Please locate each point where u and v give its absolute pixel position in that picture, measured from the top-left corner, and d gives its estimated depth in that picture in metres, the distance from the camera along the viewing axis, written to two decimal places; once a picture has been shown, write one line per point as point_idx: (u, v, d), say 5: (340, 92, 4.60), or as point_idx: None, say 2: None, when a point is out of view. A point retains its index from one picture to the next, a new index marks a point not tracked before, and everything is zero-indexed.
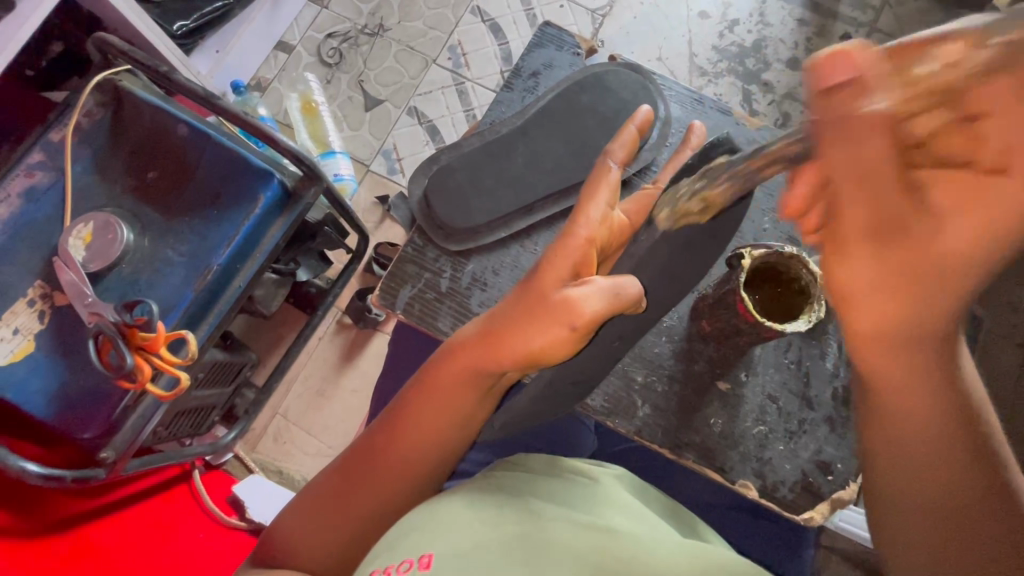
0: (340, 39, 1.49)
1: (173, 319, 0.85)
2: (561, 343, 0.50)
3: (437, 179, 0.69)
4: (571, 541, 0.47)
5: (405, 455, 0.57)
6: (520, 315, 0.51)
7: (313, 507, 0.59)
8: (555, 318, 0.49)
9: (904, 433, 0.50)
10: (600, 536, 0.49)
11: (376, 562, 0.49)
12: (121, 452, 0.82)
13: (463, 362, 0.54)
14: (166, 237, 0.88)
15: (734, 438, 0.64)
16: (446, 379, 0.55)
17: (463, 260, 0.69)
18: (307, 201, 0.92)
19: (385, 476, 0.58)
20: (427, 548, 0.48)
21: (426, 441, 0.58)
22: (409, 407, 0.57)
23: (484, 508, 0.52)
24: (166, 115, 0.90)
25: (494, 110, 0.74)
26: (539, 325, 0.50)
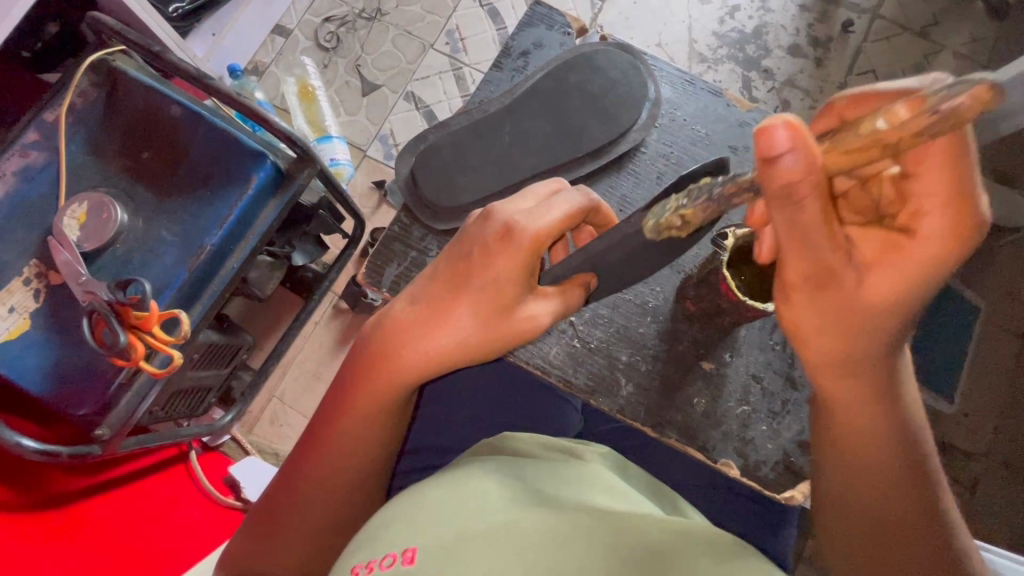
0: (337, 23, 1.48)
1: (167, 298, 0.86)
2: (477, 346, 0.54)
3: (424, 158, 0.69)
4: (560, 524, 0.47)
5: (336, 455, 0.59)
6: (438, 314, 0.54)
7: (259, 516, 0.61)
8: (459, 330, 0.53)
9: (849, 432, 0.55)
10: (583, 516, 0.49)
11: (358, 558, 0.49)
12: (116, 430, 0.83)
13: (382, 378, 0.56)
14: (159, 218, 0.89)
15: (717, 417, 0.64)
16: (369, 390, 0.57)
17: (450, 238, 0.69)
18: (300, 183, 0.92)
19: (318, 482, 0.59)
20: (410, 542, 0.47)
21: (364, 442, 0.59)
22: (333, 411, 0.59)
23: (463, 498, 0.52)
24: (159, 96, 0.90)
25: (484, 90, 0.74)
26: (453, 342, 0.54)
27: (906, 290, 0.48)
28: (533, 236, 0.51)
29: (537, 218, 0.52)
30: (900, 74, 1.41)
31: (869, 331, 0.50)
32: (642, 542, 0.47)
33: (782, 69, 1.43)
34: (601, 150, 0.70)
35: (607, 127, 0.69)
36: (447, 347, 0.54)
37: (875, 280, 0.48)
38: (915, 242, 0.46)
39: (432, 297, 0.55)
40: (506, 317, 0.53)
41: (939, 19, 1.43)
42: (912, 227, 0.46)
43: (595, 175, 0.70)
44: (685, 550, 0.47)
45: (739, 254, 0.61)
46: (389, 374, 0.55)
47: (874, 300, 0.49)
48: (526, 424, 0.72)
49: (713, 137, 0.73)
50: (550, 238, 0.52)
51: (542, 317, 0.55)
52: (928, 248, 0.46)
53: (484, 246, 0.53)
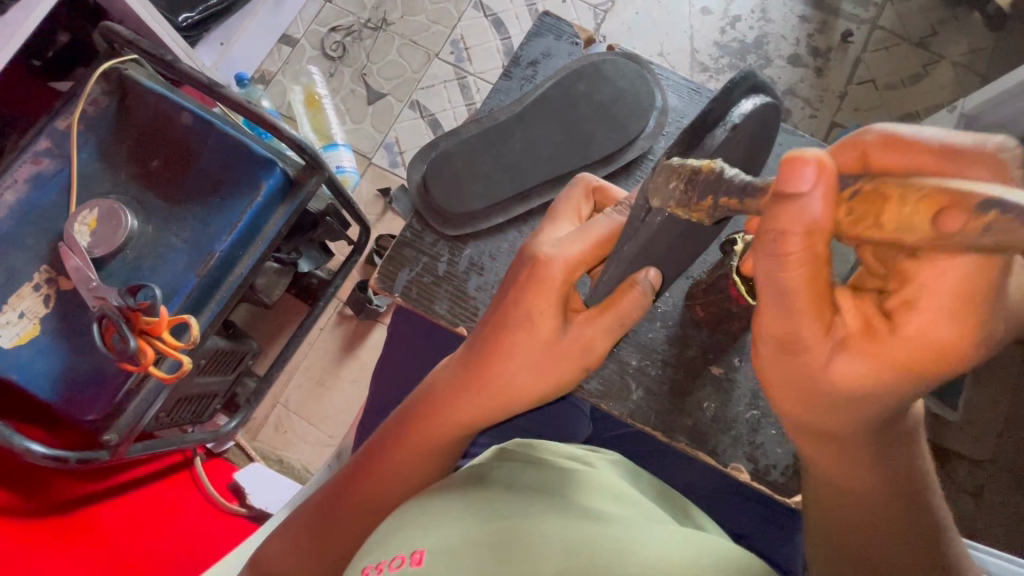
0: (343, 33, 1.50)
1: (175, 304, 0.86)
2: (529, 382, 0.52)
3: (435, 165, 0.69)
4: (568, 532, 0.47)
5: (387, 480, 0.60)
6: (495, 355, 0.52)
7: (289, 538, 0.62)
8: (514, 368, 0.52)
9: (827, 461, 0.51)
10: (593, 523, 0.49)
11: (368, 559, 0.50)
12: (124, 436, 0.83)
13: (447, 419, 0.56)
14: (169, 224, 0.89)
15: (727, 422, 0.64)
16: (431, 430, 0.57)
17: (464, 243, 0.69)
18: (308, 191, 0.93)
19: (350, 506, 0.61)
20: (419, 544, 0.48)
21: (407, 473, 0.59)
22: (389, 442, 0.60)
23: (475, 503, 0.52)
24: (170, 104, 0.92)
25: (493, 98, 0.74)
26: (509, 387, 0.53)
27: (885, 379, 0.41)
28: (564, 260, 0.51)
29: (564, 246, 0.52)
30: (899, 84, 1.43)
31: (838, 408, 0.44)
32: (651, 546, 0.47)
33: (783, 78, 1.45)
34: (610, 156, 0.71)
35: (615, 134, 0.70)
36: (502, 391, 0.53)
37: (843, 365, 0.41)
38: (896, 336, 0.39)
39: (482, 339, 0.54)
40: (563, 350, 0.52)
41: (938, 30, 1.45)
42: (897, 319, 0.38)
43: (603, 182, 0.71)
44: (698, 554, 0.47)
45: None
46: (444, 415, 0.56)
47: (842, 386, 0.42)
48: (536, 429, 0.73)
49: None
50: (581, 264, 0.52)
51: (589, 327, 0.52)
52: (922, 342, 0.38)
53: (517, 285, 0.52)
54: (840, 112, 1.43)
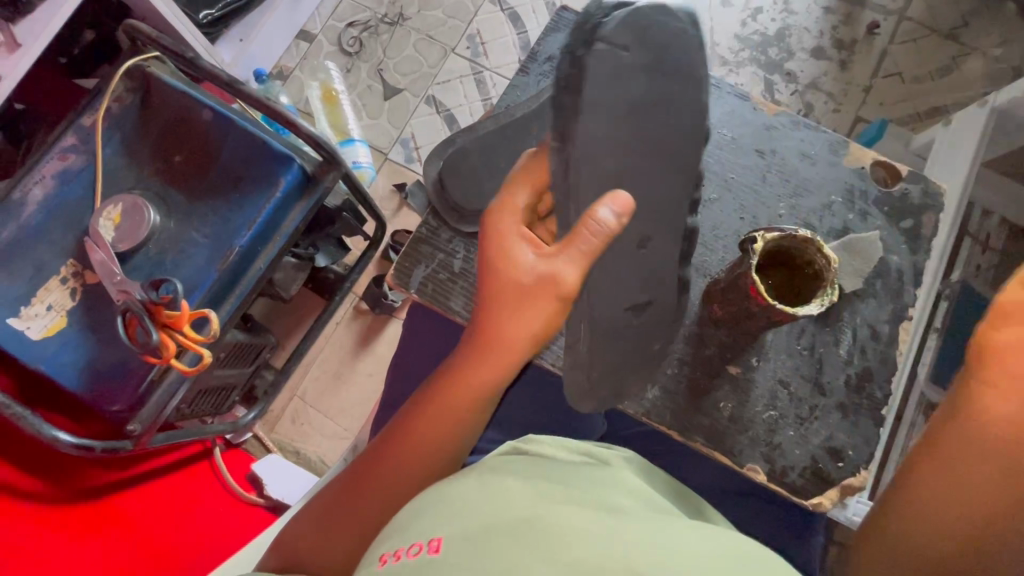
0: (360, 28, 1.51)
1: (196, 298, 0.88)
2: (511, 322, 0.54)
3: (452, 161, 0.68)
4: (591, 526, 0.46)
5: (408, 462, 0.60)
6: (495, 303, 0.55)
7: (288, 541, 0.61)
8: (514, 319, 0.54)
9: (952, 446, 0.54)
10: (605, 520, 0.48)
11: (386, 545, 0.49)
12: (147, 425, 0.85)
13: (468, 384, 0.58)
14: (191, 220, 0.91)
15: (744, 422, 0.63)
16: (453, 399, 0.59)
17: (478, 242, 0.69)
18: (326, 186, 0.93)
19: (371, 489, 0.61)
20: (437, 531, 0.48)
21: (422, 453, 0.60)
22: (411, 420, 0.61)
23: (493, 494, 0.52)
24: (191, 101, 0.93)
25: (509, 95, 0.74)
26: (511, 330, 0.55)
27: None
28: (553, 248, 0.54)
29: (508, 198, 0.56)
30: (927, 77, 1.39)
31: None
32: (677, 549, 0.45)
33: (806, 72, 1.42)
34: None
35: None
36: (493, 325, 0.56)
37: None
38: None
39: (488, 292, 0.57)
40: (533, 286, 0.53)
41: (969, 20, 1.40)
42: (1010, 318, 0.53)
43: None
44: (722, 556, 0.46)
45: (768, 256, 0.60)
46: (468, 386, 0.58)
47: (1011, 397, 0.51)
48: (548, 426, 0.73)
49: (740, 142, 0.71)
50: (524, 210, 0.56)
51: (567, 270, 0.52)
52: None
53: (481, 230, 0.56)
54: (865, 106, 1.39)
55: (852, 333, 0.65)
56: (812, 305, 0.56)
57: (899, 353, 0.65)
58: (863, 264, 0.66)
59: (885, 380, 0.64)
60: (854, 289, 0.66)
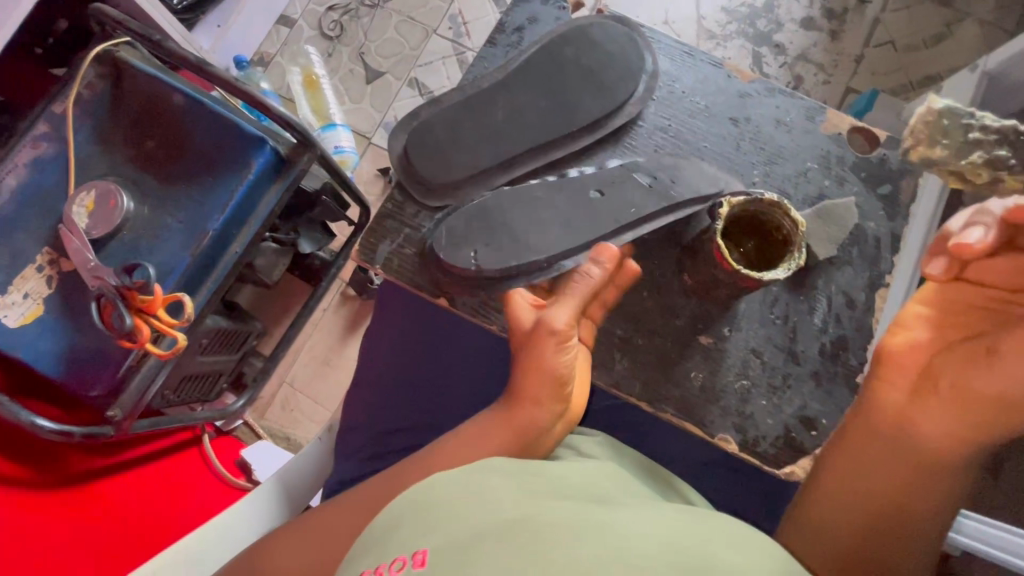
0: (340, 12, 1.48)
1: (171, 283, 0.88)
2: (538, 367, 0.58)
3: (417, 135, 0.66)
4: (573, 516, 0.48)
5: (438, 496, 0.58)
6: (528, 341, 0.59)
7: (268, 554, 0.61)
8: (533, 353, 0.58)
9: (884, 427, 0.56)
10: (572, 508, 0.49)
11: (365, 561, 0.48)
12: (127, 412, 0.85)
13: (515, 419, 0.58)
14: (165, 205, 0.90)
15: (715, 392, 0.63)
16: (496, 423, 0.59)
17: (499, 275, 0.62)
18: (301, 168, 0.93)
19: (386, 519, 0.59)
20: (422, 543, 0.47)
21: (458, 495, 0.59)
22: (451, 450, 0.60)
23: (474, 493, 0.50)
24: (162, 85, 0.92)
25: (477, 67, 0.71)
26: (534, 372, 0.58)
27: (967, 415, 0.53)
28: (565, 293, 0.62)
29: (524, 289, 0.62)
30: (919, 45, 1.36)
31: (950, 420, 0.54)
32: (649, 539, 0.46)
33: (795, 43, 1.39)
34: (659, 163, 0.64)
35: (602, 99, 0.66)
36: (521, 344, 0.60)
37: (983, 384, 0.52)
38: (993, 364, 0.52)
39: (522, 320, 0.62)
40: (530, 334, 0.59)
41: None
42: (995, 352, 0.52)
43: (590, 149, 0.67)
44: (693, 543, 0.47)
45: (735, 221, 0.59)
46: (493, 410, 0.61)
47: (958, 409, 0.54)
48: None
49: (714, 110, 0.69)
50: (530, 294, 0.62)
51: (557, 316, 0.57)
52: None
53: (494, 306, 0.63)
54: (856, 76, 1.36)
55: (828, 301, 0.64)
56: (779, 269, 0.55)
57: (875, 321, 0.64)
58: (839, 233, 0.65)
59: (860, 348, 0.63)
60: (830, 257, 0.64)
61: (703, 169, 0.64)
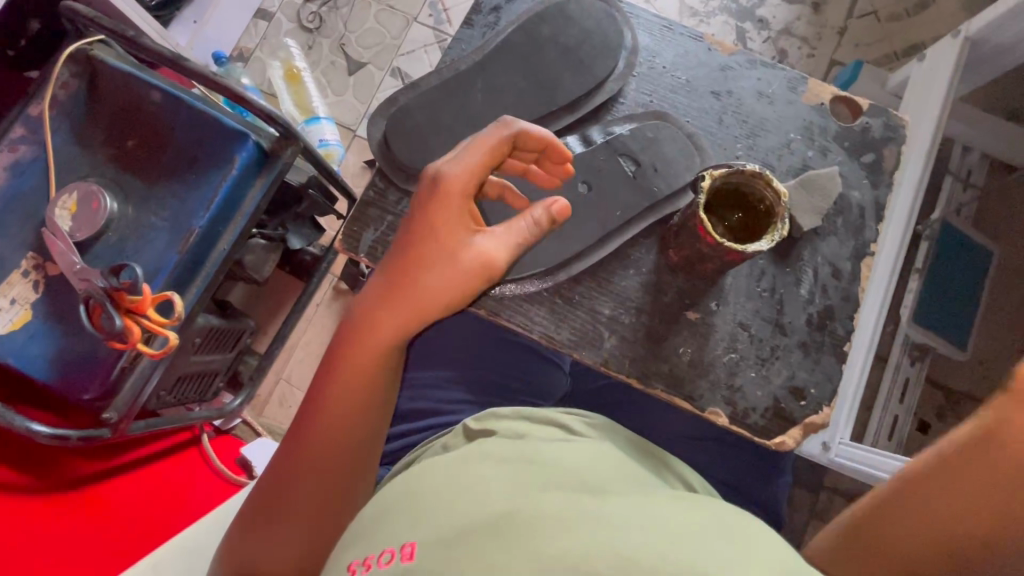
0: (319, 3, 1.46)
1: (159, 282, 0.87)
2: (438, 279, 0.58)
3: (396, 121, 0.65)
4: (564, 507, 0.48)
5: (321, 433, 0.62)
6: (444, 256, 0.58)
7: (252, 510, 0.63)
8: (445, 272, 0.58)
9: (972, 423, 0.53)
10: (564, 498, 0.50)
11: (354, 550, 0.52)
12: (123, 413, 0.86)
13: (376, 329, 0.60)
14: (149, 204, 0.89)
15: (704, 366, 0.63)
16: (361, 361, 0.60)
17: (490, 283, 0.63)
18: (284, 161, 0.92)
19: (304, 460, 0.62)
20: (409, 537, 0.49)
21: (338, 428, 0.62)
22: (316, 396, 0.62)
23: (464, 486, 0.53)
24: (138, 83, 0.90)
25: (455, 49, 0.70)
26: (451, 281, 0.58)
27: None
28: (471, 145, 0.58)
29: (455, 168, 0.57)
30: (903, 14, 1.35)
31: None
32: (639, 522, 0.47)
33: (778, 17, 1.38)
34: (644, 140, 0.64)
35: (582, 78, 0.66)
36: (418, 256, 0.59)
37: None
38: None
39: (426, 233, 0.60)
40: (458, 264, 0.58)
41: None
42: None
43: (572, 129, 0.67)
44: (683, 526, 0.48)
45: (717, 195, 0.59)
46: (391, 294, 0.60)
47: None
48: (513, 386, 0.75)
49: (694, 84, 0.69)
50: (472, 184, 0.58)
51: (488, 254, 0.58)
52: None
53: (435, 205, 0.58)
54: (840, 49, 1.36)
55: (814, 272, 0.64)
56: (762, 240, 0.55)
57: (861, 290, 0.64)
58: (821, 202, 0.64)
59: (847, 318, 0.64)
60: (815, 228, 0.64)
61: (685, 144, 0.64)
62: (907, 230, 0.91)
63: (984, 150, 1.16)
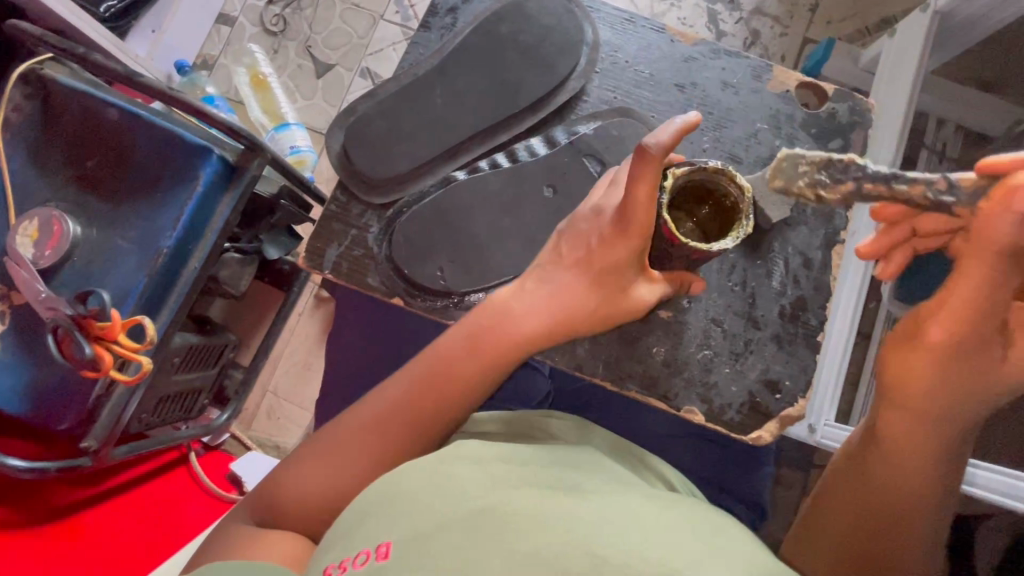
0: (281, 5, 1.43)
1: (130, 305, 0.85)
2: (583, 311, 0.57)
3: (354, 131, 0.63)
4: (539, 509, 0.48)
5: (445, 393, 0.58)
6: (613, 290, 0.57)
7: (327, 445, 0.58)
8: (606, 309, 0.57)
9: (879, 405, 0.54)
10: (541, 498, 0.49)
11: (332, 554, 0.50)
12: (104, 440, 0.84)
13: (500, 333, 0.57)
14: (114, 226, 0.87)
15: (679, 364, 0.63)
16: (489, 340, 0.57)
17: (461, 293, 0.63)
18: (252, 173, 0.90)
19: (410, 418, 0.58)
20: (385, 536, 0.48)
21: (454, 393, 0.58)
22: (442, 354, 0.59)
23: (440, 485, 0.52)
24: (94, 101, 0.88)
25: (412, 54, 0.68)
26: (588, 320, 0.58)
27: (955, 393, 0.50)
28: (656, 155, 0.49)
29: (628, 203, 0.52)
30: None
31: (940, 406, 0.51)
32: (617, 519, 0.47)
33: None
34: (611, 138, 0.63)
35: (543, 77, 0.64)
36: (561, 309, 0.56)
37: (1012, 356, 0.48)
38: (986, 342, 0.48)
39: (550, 275, 0.58)
40: (619, 293, 0.57)
41: None
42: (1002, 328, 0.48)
43: (536, 130, 0.66)
44: (662, 523, 0.48)
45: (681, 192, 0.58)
46: (495, 334, 0.58)
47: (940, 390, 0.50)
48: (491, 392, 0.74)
49: (659, 77, 0.68)
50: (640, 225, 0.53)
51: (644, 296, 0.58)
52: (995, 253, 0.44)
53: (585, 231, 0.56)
54: (812, 27, 1.35)
55: (785, 263, 0.64)
56: (727, 239, 0.54)
57: (832, 278, 0.64)
58: None
59: (820, 307, 0.63)
60: (783, 218, 0.64)
61: None
62: None
63: (958, 123, 1.16)
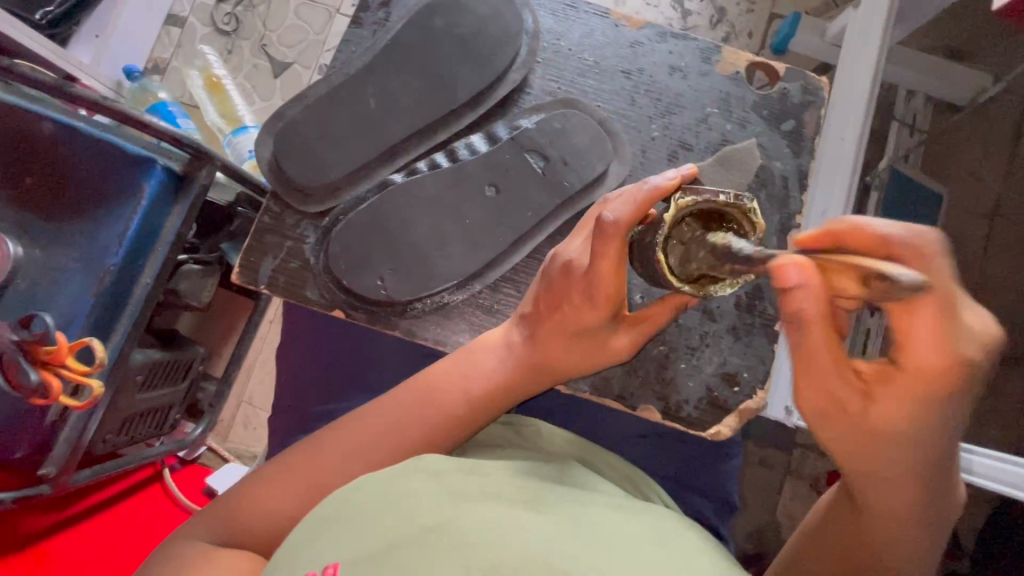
0: (233, 3, 1.38)
1: (77, 328, 0.83)
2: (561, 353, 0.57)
3: (284, 138, 0.61)
4: (487, 519, 0.46)
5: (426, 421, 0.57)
6: (591, 342, 0.57)
7: (291, 468, 0.56)
8: (572, 362, 0.57)
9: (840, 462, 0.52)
10: (489, 510, 0.48)
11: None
12: (62, 466, 0.84)
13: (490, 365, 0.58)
14: (57, 245, 0.84)
15: (633, 362, 0.62)
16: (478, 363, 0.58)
17: (403, 303, 0.62)
18: (201, 182, 0.88)
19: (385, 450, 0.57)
20: (331, 558, 0.46)
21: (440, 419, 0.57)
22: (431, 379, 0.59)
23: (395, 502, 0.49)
24: (25, 112, 0.83)
25: (344, 52, 0.65)
26: (571, 364, 0.57)
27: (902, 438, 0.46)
28: (615, 230, 0.50)
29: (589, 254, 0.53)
30: None
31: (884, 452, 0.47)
32: (574, 534, 0.46)
33: None
34: (553, 132, 0.60)
35: (480, 71, 0.61)
36: (539, 362, 0.58)
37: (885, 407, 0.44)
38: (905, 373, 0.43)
39: (533, 330, 0.58)
40: (590, 336, 0.56)
41: None
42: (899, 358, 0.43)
43: (476, 127, 0.64)
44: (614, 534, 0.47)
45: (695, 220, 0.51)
46: (482, 379, 0.58)
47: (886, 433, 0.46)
48: None
49: (603, 64, 0.65)
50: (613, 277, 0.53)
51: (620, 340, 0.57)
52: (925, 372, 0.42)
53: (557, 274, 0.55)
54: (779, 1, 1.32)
55: None
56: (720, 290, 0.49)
57: None
58: (740, 178, 0.63)
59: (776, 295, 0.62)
60: None
61: (594, 129, 0.61)
62: (849, 189, 0.88)
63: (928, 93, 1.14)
